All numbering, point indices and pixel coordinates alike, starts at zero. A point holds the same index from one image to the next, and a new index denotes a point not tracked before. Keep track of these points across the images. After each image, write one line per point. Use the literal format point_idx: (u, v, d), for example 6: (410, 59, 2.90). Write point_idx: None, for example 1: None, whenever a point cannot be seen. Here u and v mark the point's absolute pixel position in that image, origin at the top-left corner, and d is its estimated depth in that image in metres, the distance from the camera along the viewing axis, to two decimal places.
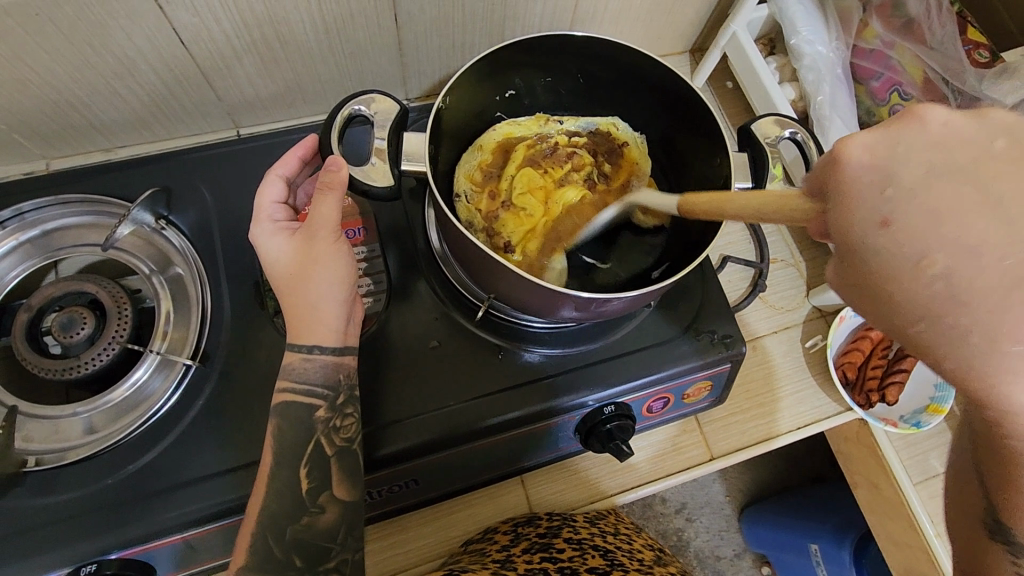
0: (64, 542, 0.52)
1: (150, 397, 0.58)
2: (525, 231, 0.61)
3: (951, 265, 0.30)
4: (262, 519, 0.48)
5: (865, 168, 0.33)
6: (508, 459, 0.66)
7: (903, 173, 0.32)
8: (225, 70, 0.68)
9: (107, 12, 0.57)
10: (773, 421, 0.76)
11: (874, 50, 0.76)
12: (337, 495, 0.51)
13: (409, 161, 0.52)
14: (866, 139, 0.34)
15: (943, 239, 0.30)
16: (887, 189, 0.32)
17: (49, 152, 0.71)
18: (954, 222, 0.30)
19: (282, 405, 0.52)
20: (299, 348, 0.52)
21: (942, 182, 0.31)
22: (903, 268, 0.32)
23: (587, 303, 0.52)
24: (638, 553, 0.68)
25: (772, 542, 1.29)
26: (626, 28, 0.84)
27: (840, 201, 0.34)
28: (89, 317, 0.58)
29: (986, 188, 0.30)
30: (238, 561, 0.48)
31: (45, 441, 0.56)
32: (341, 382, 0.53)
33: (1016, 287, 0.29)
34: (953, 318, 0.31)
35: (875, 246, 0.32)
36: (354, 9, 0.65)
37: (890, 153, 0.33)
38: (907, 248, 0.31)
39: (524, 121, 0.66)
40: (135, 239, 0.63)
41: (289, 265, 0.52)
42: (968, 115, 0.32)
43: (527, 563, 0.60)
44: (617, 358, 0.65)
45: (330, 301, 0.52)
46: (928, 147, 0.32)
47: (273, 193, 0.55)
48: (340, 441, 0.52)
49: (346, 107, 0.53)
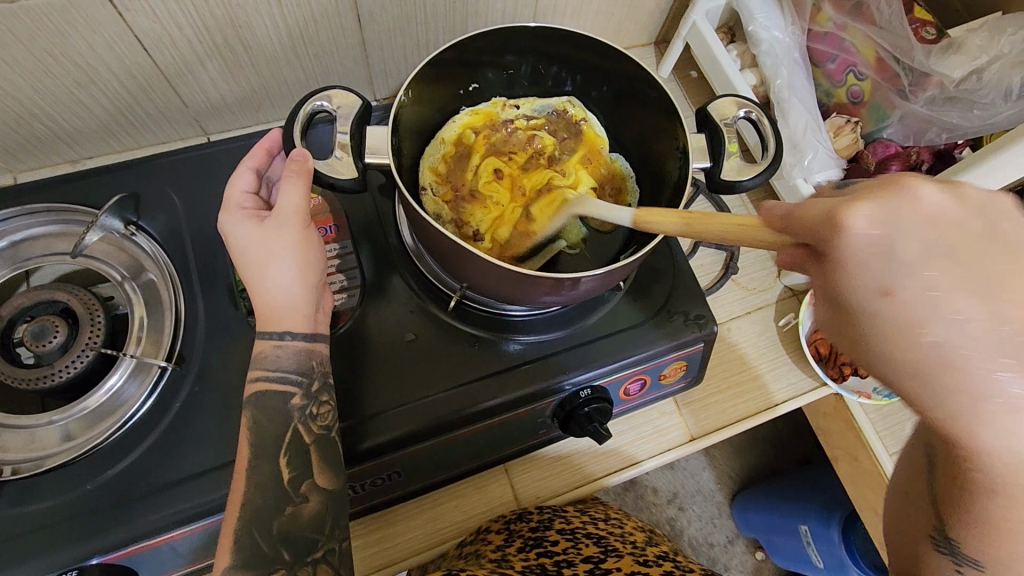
0: (47, 550, 0.52)
1: (125, 403, 0.57)
2: (492, 219, 0.62)
3: (948, 337, 0.32)
4: (247, 514, 0.48)
5: (869, 238, 0.32)
6: (492, 445, 0.67)
7: (907, 247, 0.32)
8: (189, 76, 0.69)
9: (67, 21, 0.57)
10: (752, 400, 0.78)
11: (828, 33, 0.78)
12: (319, 483, 0.51)
13: (372, 155, 0.53)
14: (868, 207, 0.32)
15: (939, 312, 0.31)
16: (891, 261, 0.32)
17: (14, 165, 0.71)
18: (949, 299, 0.31)
19: (257, 395, 0.52)
20: (270, 335, 0.52)
21: (940, 265, 0.31)
22: (901, 333, 0.32)
23: (558, 285, 0.53)
24: (630, 536, 0.71)
25: (762, 525, 1.31)
26: (588, 21, 0.86)
27: (844, 265, 0.33)
28: (61, 326, 0.58)
29: (974, 271, 0.31)
30: (222, 558, 0.47)
31: (21, 450, 0.56)
32: (314, 368, 0.54)
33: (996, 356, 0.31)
34: (942, 384, 0.32)
35: (875, 312, 0.33)
36: (315, 11, 0.66)
37: (891, 225, 0.32)
38: (908, 315, 0.32)
39: (483, 108, 0.66)
40: (104, 245, 0.63)
41: (258, 252, 0.52)
42: (952, 192, 0.33)
43: (524, 560, 0.63)
44: (589, 342, 0.66)
45: (301, 288, 0.53)
46: (923, 226, 0.32)
47: (243, 183, 0.56)
48: (318, 428, 0.53)
49: (308, 103, 0.53)
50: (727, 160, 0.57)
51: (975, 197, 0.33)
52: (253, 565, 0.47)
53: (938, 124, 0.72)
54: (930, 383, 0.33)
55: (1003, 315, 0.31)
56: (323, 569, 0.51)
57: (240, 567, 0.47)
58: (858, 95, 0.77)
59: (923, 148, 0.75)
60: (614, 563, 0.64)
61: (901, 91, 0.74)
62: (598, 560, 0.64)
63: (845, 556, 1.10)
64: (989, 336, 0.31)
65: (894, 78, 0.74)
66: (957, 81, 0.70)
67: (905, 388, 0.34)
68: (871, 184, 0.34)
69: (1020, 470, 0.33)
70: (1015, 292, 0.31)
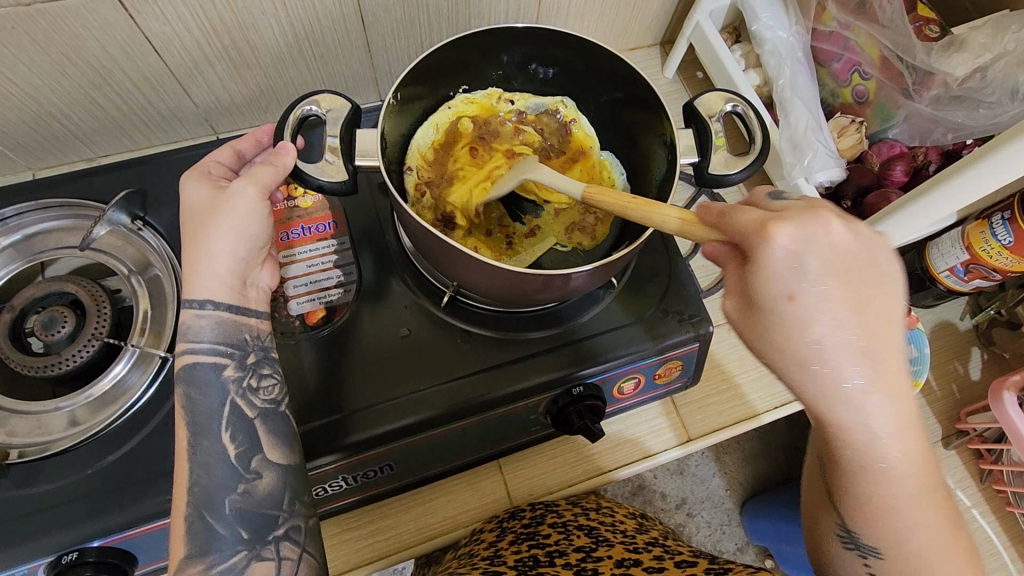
0: (47, 531, 0.54)
1: (128, 390, 0.60)
2: (464, 201, 0.63)
3: (825, 333, 0.41)
4: (194, 498, 0.48)
5: (787, 252, 0.40)
6: (489, 439, 0.67)
7: (812, 263, 0.40)
8: (198, 75, 0.70)
9: (80, 23, 0.59)
10: (753, 401, 0.77)
11: (833, 32, 0.77)
12: (270, 458, 0.51)
13: (363, 158, 0.56)
14: (790, 227, 0.40)
15: (819, 313, 0.41)
16: (797, 273, 0.40)
17: (33, 163, 0.74)
18: (828, 306, 0.41)
19: (185, 369, 0.51)
20: (191, 303, 0.51)
21: (830, 282, 0.40)
22: (793, 327, 0.41)
23: (550, 282, 0.54)
24: (621, 525, 0.71)
25: (770, 534, 1.28)
26: (592, 23, 0.86)
27: (760, 270, 0.41)
28: (69, 317, 0.60)
29: (852, 290, 0.41)
30: (177, 549, 0.47)
31: (29, 435, 0.58)
32: (246, 342, 0.53)
33: (861, 351, 0.41)
34: (813, 373, 0.42)
35: (777, 312, 0.41)
36: (319, 13, 0.68)
37: (804, 248, 0.40)
38: (800, 317, 0.41)
39: (478, 98, 0.67)
40: (114, 239, 0.66)
41: (198, 215, 0.53)
42: (850, 230, 0.41)
43: (516, 554, 0.61)
44: (597, 335, 0.66)
45: (227, 255, 0.52)
46: (827, 252, 0.40)
47: (219, 156, 0.58)
48: (261, 402, 0.53)
49: (297, 108, 0.55)
50: (714, 153, 0.58)
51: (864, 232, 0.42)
52: (209, 549, 0.47)
53: (944, 124, 0.72)
54: (806, 369, 0.42)
55: (860, 321, 0.41)
56: (288, 547, 0.51)
57: (196, 556, 0.47)
58: (863, 95, 0.78)
59: (930, 149, 0.76)
60: (605, 551, 0.63)
61: (905, 90, 0.73)
62: (590, 549, 0.63)
63: None
64: (850, 338, 0.41)
65: (899, 77, 0.73)
66: (960, 79, 0.68)
67: (787, 371, 0.43)
68: (793, 207, 0.42)
69: (866, 435, 0.42)
70: (872, 307, 0.41)
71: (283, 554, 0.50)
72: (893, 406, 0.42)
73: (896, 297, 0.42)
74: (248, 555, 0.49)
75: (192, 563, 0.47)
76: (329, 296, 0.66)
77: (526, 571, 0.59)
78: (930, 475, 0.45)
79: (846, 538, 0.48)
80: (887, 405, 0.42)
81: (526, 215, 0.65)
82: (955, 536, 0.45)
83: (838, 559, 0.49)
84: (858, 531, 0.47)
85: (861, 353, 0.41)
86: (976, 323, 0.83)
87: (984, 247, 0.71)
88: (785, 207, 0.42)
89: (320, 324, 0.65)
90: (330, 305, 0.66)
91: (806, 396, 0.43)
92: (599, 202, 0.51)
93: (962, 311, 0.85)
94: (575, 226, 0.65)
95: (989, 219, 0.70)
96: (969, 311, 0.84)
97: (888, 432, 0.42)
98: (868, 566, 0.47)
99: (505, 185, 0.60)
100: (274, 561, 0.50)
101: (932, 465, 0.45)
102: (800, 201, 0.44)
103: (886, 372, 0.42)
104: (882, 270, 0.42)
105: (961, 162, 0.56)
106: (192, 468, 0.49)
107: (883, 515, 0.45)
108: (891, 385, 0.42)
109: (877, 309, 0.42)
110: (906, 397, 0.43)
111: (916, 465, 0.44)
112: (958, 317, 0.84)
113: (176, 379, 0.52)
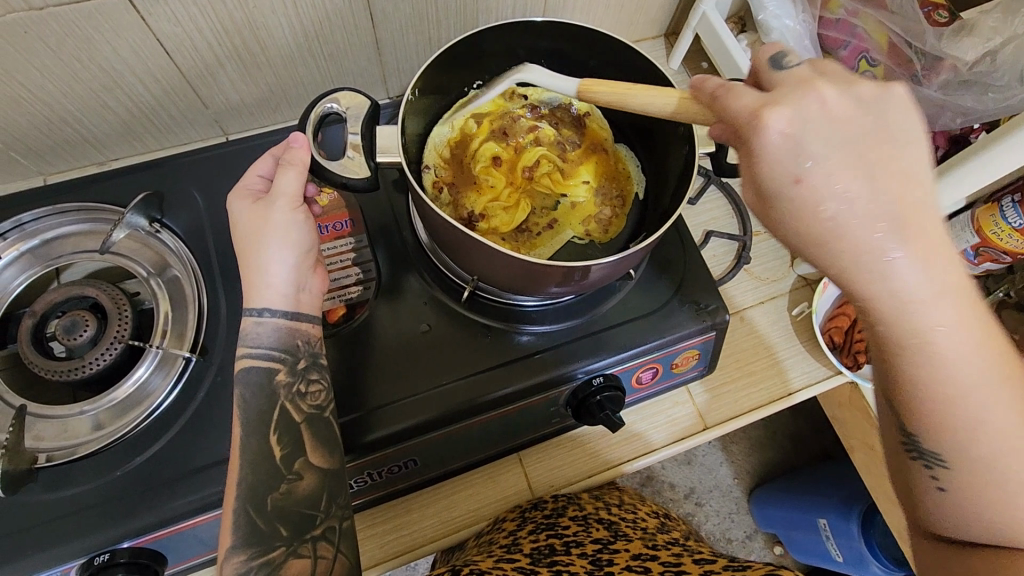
0: (79, 534, 0.54)
1: (152, 394, 0.60)
2: (486, 201, 0.63)
3: (841, 209, 0.38)
4: (241, 492, 0.49)
5: (783, 136, 0.38)
6: (513, 432, 0.68)
7: (812, 140, 0.38)
8: (210, 77, 0.71)
9: (94, 27, 0.60)
10: (772, 388, 0.78)
11: (840, 19, 0.78)
12: (312, 460, 0.52)
13: (383, 155, 0.54)
14: (784, 110, 0.39)
15: (832, 190, 0.38)
16: (801, 153, 0.38)
17: (44, 168, 0.74)
18: (841, 175, 0.38)
19: (243, 370, 0.53)
20: (251, 312, 0.53)
21: (840, 154, 0.38)
22: (807, 210, 0.39)
23: (570, 275, 0.54)
24: (643, 522, 0.72)
25: (779, 521, 1.29)
26: (598, 16, 0.86)
27: (763, 159, 0.39)
28: (91, 320, 0.60)
29: (863, 154, 0.39)
30: (225, 538, 0.48)
31: (55, 439, 0.58)
32: (298, 347, 0.54)
33: (880, 222, 0.38)
34: (834, 249, 0.39)
35: (790, 199, 0.39)
36: (330, 11, 0.68)
37: (802, 126, 0.38)
38: (812, 201, 0.39)
39: (492, 93, 0.67)
40: (131, 242, 0.66)
41: (246, 225, 0.54)
42: (846, 91, 0.40)
43: (533, 542, 0.62)
44: (591, 335, 0.66)
45: (281, 265, 0.53)
46: (827, 123, 0.39)
47: (261, 167, 0.57)
48: (308, 407, 0.53)
49: (318, 106, 0.56)
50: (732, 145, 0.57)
51: (865, 93, 0.40)
52: (250, 545, 0.48)
53: (951, 108, 0.70)
54: (826, 248, 0.40)
55: (880, 189, 0.38)
56: (323, 546, 0.51)
57: (240, 547, 0.48)
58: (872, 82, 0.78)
59: (938, 135, 0.78)
60: (623, 545, 0.65)
61: (914, 76, 0.74)
62: (608, 542, 0.65)
63: (865, 549, 1.06)
64: (871, 206, 0.38)
65: (907, 63, 0.74)
66: (970, 63, 0.69)
67: (812, 254, 0.41)
68: (784, 82, 0.41)
69: (900, 309, 0.40)
70: (887, 171, 0.39)
71: (319, 553, 0.51)
72: (928, 271, 0.39)
73: (922, 150, 0.40)
74: (286, 551, 0.49)
75: (236, 552, 0.48)
76: (349, 294, 0.66)
77: (541, 561, 0.60)
78: (991, 360, 0.42)
79: (909, 446, 0.46)
80: (920, 272, 0.39)
81: (543, 209, 0.65)
82: None
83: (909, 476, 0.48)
84: (919, 436, 0.45)
85: (893, 218, 0.38)
86: None
87: (994, 230, 0.72)
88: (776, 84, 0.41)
89: (341, 321, 0.65)
90: (351, 303, 0.66)
91: (834, 277, 0.41)
92: (599, 91, 0.51)
93: None
94: (598, 219, 0.66)
95: (999, 202, 0.71)
96: None
97: (926, 303, 0.40)
98: (936, 479, 0.46)
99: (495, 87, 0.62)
100: (310, 558, 0.50)
101: (993, 348, 0.42)
102: (798, 68, 0.42)
103: (922, 239, 0.39)
104: (905, 126, 0.40)
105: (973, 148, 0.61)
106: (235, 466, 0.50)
107: (939, 414, 0.43)
108: (926, 250, 0.39)
109: (903, 168, 0.39)
110: (940, 261, 0.39)
111: (967, 345, 0.41)
112: None
113: (234, 382, 0.53)
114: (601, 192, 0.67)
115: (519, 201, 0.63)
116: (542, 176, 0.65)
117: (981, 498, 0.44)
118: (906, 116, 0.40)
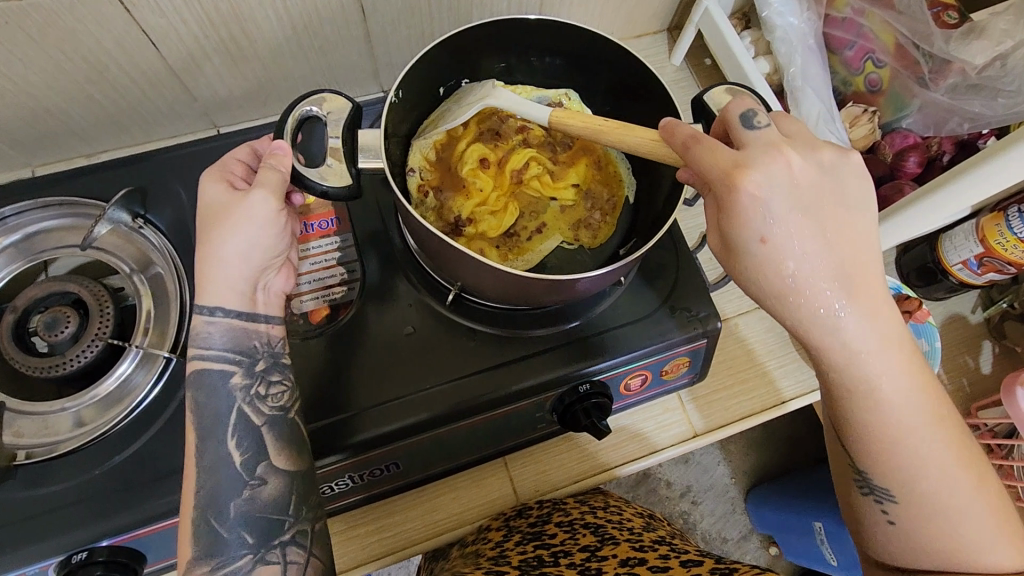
0: (56, 531, 0.54)
1: (133, 391, 0.60)
2: (474, 205, 0.62)
3: (799, 268, 0.43)
4: (201, 499, 0.49)
5: (752, 198, 0.41)
6: (489, 439, 0.67)
7: (777, 204, 0.42)
8: (196, 71, 0.69)
9: (75, 19, 0.58)
10: (764, 396, 0.76)
11: (846, 19, 0.75)
12: (276, 464, 0.51)
13: (365, 158, 0.54)
14: (755, 174, 0.41)
15: (792, 250, 0.42)
16: (765, 214, 0.42)
17: (31, 159, 0.73)
18: (798, 236, 0.42)
19: (196, 373, 0.52)
20: (201, 310, 0.52)
21: (799, 218, 0.42)
22: (768, 265, 0.43)
23: (554, 286, 0.52)
24: (629, 522, 0.71)
25: (774, 523, 1.28)
26: (597, 10, 0.84)
27: (731, 215, 0.42)
28: (72, 317, 0.60)
29: (819, 217, 0.43)
30: (185, 550, 0.48)
31: (35, 436, 0.58)
32: (256, 348, 0.53)
33: (830, 280, 0.43)
34: (791, 302, 0.44)
35: (755, 255, 0.43)
36: (317, 4, 0.66)
37: (768, 188, 0.41)
38: (773, 259, 0.43)
39: None
40: (114, 237, 0.65)
41: (212, 215, 0.52)
42: (810, 158, 0.43)
43: (521, 555, 0.62)
44: (581, 339, 0.65)
45: (238, 261, 0.52)
46: (791, 187, 0.42)
47: (238, 152, 0.56)
48: (269, 409, 0.52)
49: (296, 110, 0.54)
50: None
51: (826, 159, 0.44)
52: (216, 551, 0.48)
53: (959, 113, 0.71)
54: (785, 302, 0.44)
55: (832, 249, 0.43)
56: (293, 551, 0.51)
57: (203, 557, 0.48)
58: (877, 84, 0.75)
59: (944, 139, 0.75)
60: (610, 550, 0.63)
61: (921, 79, 0.72)
62: (596, 549, 0.63)
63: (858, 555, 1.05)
64: (823, 266, 0.43)
65: (914, 65, 0.72)
66: (979, 67, 0.67)
67: (771, 305, 0.45)
68: (754, 143, 0.43)
69: (849, 355, 0.45)
70: (839, 232, 0.43)
71: (289, 558, 0.50)
72: (871, 324, 0.44)
73: (870, 213, 0.45)
74: (253, 558, 0.49)
75: (202, 557, 0.48)
76: (332, 294, 0.66)
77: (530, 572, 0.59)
78: (929, 399, 0.47)
79: (861, 483, 0.50)
80: (863, 325, 0.44)
81: (533, 212, 0.64)
82: (964, 469, 0.47)
83: (860, 511, 0.51)
84: (870, 474, 0.48)
85: (842, 279, 0.43)
86: (988, 317, 0.81)
87: (999, 239, 0.70)
88: (747, 144, 0.43)
89: (325, 322, 0.64)
90: (335, 303, 0.65)
91: (792, 325, 0.45)
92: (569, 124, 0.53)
93: (972, 303, 0.82)
94: (584, 224, 0.64)
95: (1004, 211, 0.69)
96: (979, 304, 0.82)
97: (871, 352, 0.45)
98: (887, 514, 0.49)
99: (466, 113, 0.60)
100: (279, 564, 0.50)
101: (929, 388, 0.47)
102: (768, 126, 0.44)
103: (867, 296, 0.44)
104: (857, 190, 0.44)
105: (989, 151, 0.58)
106: (200, 471, 0.49)
107: (886, 451, 0.47)
108: (869, 307, 0.44)
109: (853, 229, 0.44)
110: (881, 315, 0.44)
111: (906, 387, 0.46)
112: (970, 311, 0.82)
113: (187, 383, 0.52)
114: (588, 196, 0.65)
115: (507, 205, 0.62)
116: (530, 180, 0.64)
117: (925, 532, 0.48)
118: (861, 180, 0.44)
